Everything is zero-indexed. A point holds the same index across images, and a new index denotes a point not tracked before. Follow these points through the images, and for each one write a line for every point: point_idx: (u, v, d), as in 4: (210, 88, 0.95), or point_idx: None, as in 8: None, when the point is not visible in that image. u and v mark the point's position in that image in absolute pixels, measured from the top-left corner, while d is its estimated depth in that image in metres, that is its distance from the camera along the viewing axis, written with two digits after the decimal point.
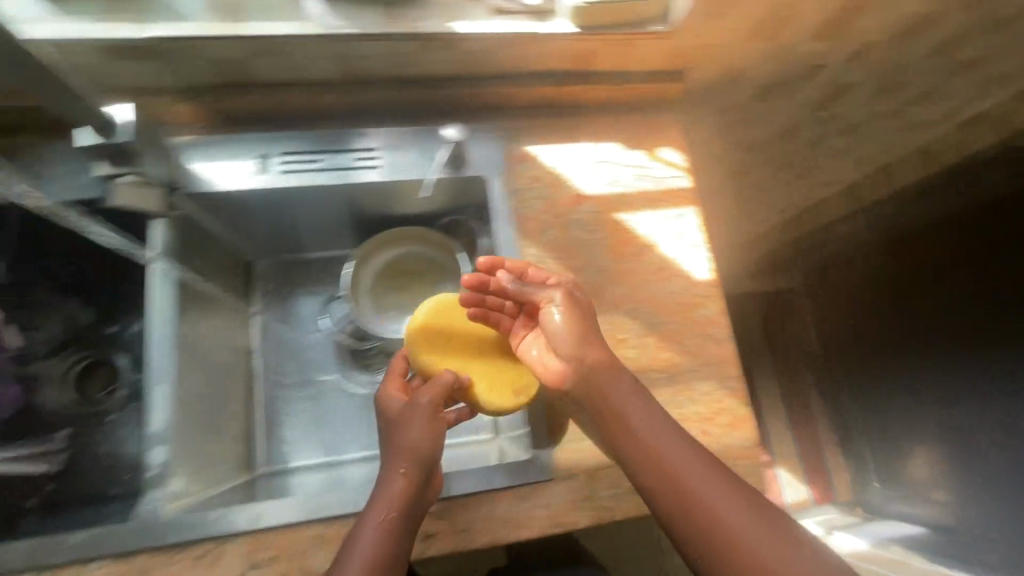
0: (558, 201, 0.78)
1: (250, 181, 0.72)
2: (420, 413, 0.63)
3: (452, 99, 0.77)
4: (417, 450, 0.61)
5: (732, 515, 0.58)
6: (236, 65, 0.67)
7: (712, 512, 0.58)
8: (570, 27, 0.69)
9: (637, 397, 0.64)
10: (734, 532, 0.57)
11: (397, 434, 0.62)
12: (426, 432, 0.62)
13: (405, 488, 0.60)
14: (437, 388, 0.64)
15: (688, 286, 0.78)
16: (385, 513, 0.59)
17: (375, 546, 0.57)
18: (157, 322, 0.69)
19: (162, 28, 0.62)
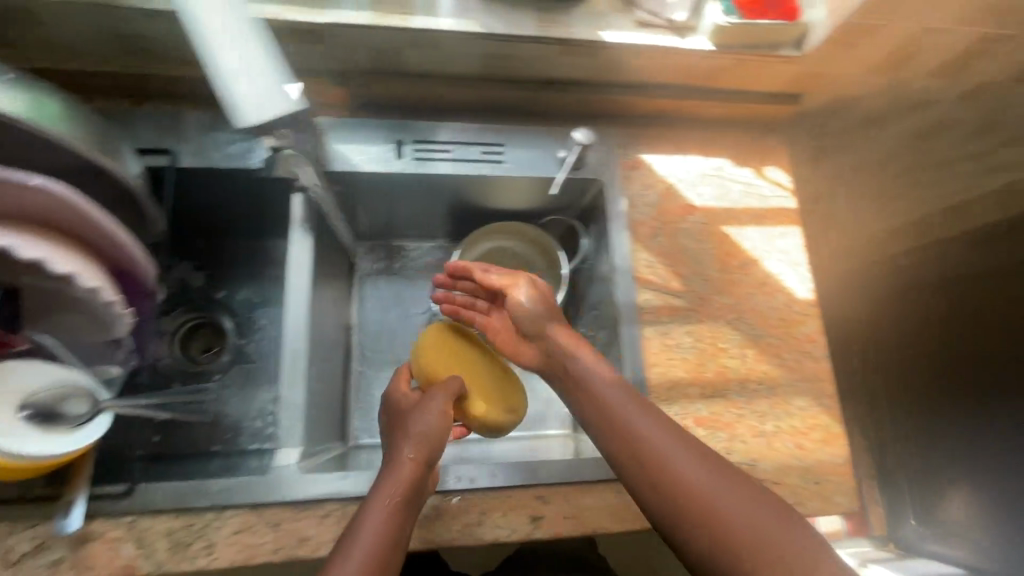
0: (669, 209, 0.81)
1: (387, 164, 0.75)
2: (432, 404, 0.65)
3: (576, 104, 0.81)
4: (430, 436, 0.63)
5: (729, 503, 0.53)
6: (388, 55, 0.70)
7: (710, 500, 0.53)
8: (708, 45, 0.72)
9: (614, 384, 0.63)
10: (736, 522, 0.52)
11: (411, 422, 0.64)
12: (439, 419, 0.64)
13: (412, 471, 0.60)
14: (447, 385, 0.67)
15: (788, 302, 0.80)
16: (390, 497, 0.57)
17: (380, 528, 0.55)
18: (295, 286, 0.72)
19: (333, 15, 0.63)
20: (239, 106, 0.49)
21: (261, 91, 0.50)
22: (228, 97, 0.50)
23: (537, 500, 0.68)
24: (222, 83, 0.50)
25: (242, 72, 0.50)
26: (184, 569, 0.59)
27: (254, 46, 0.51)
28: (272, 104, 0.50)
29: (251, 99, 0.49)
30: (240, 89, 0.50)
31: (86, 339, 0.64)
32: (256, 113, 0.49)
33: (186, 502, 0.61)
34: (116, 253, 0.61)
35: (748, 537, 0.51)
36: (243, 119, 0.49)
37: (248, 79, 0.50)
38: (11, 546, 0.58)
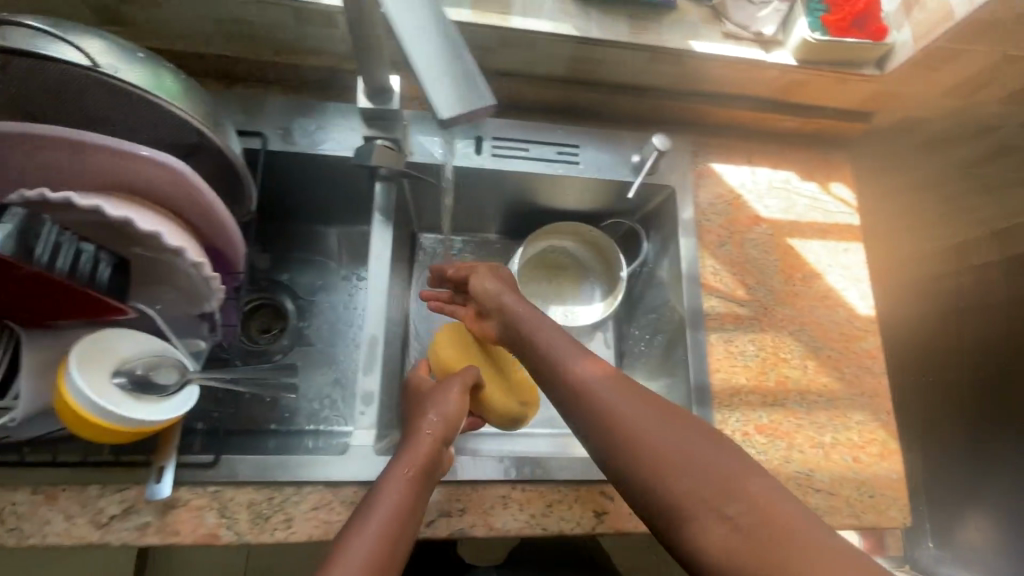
0: (736, 218, 0.82)
1: (467, 159, 0.77)
2: (450, 390, 0.67)
3: (651, 110, 0.83)
4: (448, 417, 0.64)
5: (691, 447, 0.50)
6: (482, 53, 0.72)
7: (670, 446, 0.50)
8: (790, 59, 0.74)
9: (568, 343, 0.60)
10: (698, 464, 0.49)
11: (429, 404, 0.66)
12: (457, 401, 0.66)
13: (429, 448, 0.61)
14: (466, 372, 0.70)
15: (849, 317, 0.81)
16: (408, 471, 0.58)
17: (399, 498, 0.56)
18: (374, 271, 0.73)
19: None
20: (445, 95, 0.40)
21: (466, 80, 0.41)
22: (430, 79, 0.40)
23: (601, 496, 0.69)
24: (429, 75, 0.40)
25: (450, 56, 0.41)
26: (264, 541, 0.61)
27: (449, 47, 0.42)
28: (476, 96, 0.41)
29: (456, 89, 0.40)
30: (445, 75, 0.40)
31: (179, 312, 0.66)
32: (461, 105, 0.40)
33: (267, 477, 0.63)
34: (213, 229, 0.63)
35: (711, 478, 0.48)
36: (447, 109, 0.40)
37: (455, 64, 0.41)
38: (102, 508, 0.60)
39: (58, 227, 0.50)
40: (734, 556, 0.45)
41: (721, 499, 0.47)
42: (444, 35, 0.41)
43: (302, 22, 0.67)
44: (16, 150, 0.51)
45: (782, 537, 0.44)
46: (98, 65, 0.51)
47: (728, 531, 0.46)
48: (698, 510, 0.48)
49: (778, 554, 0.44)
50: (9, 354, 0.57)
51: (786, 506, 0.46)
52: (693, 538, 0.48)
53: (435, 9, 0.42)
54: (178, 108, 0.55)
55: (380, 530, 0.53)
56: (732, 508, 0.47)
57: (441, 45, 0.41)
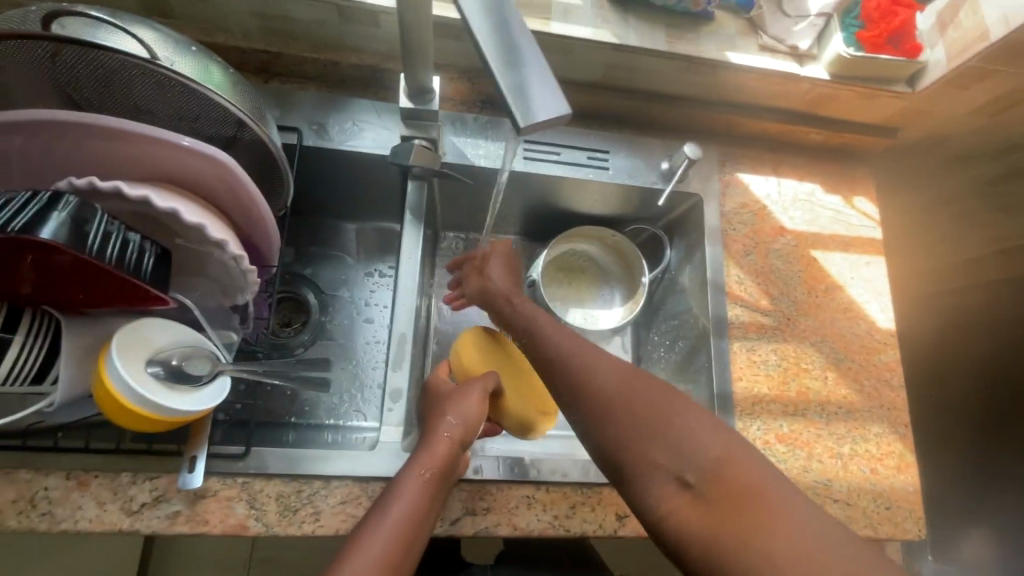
0: (762, 229, 0.83)
1: (498, 161, 0.78)
2: (471, 393, 0.66)
3: (681, 119, 0.84)
4: (467, 422, 0.64)
5: (664, 416, 0.54)
6: None
7: (642, 415, 0.54)
8: (823, 74, 0.75)
9: (553, 321, 0.64)
10: (665, 432, 0.53)
11: (448, 406, 0.65)
12: (477, 407, 0.65)
13: (445, 451, 0.61)
14: (486, 378, 0.69)
15: (870, 331, 0.82)
16: (424, 472, 0.59)
17: (414, 499, 0.57)
18: (405, 267, 0.74)
19: None
20: (522, 102, 0.41)
21: (541, 85, 0.41)
22: (507, 87, 0.41)
23: (623, 499, 0.70)
24: (506, 90, 0.41)
25: (524, 63, 0.42)
26: (292, 533, 0.62)
27: (526, 60, 0.42)
28: (554, 102, 0.41)
29: (533, 96, 0.41)
30: (522, 83, 0.41)
31: (213, 302, 0.67)
32: (541, 112, 0.40)
33: (297, 470, 0.63)
34: (250, 221, 0.64)
35: (673, 445, 0.53)
36: (527, 117, 0.40)
37: (529, 70, 0.42)
38: (133, 496, 0.60)
39: (108, 216, 0.51)
40: (689, 514, 0.50)
41: (682, 463, 0.52)
42: (515, 42, 0.42)
43: (345, 19, 0.70)
44: (67, 139, 0.52)
45: (735, 498, 0.49)
46: (152, 56, 0.52)
47: (687, 493, 0.51)
48: (660, 473, 0.52)
49: (730, 516, 0.49)
50: (49, 339, 0.57)
51: (745, 469, 0.51)
52: (652, 499, 0.53)
53: (503, 16, 0.43)
54: (226, 100, 0.56)
55: (393, 528, 0.55)
56: (693, 472, 0.51)
57: (511, 51, 0.42)
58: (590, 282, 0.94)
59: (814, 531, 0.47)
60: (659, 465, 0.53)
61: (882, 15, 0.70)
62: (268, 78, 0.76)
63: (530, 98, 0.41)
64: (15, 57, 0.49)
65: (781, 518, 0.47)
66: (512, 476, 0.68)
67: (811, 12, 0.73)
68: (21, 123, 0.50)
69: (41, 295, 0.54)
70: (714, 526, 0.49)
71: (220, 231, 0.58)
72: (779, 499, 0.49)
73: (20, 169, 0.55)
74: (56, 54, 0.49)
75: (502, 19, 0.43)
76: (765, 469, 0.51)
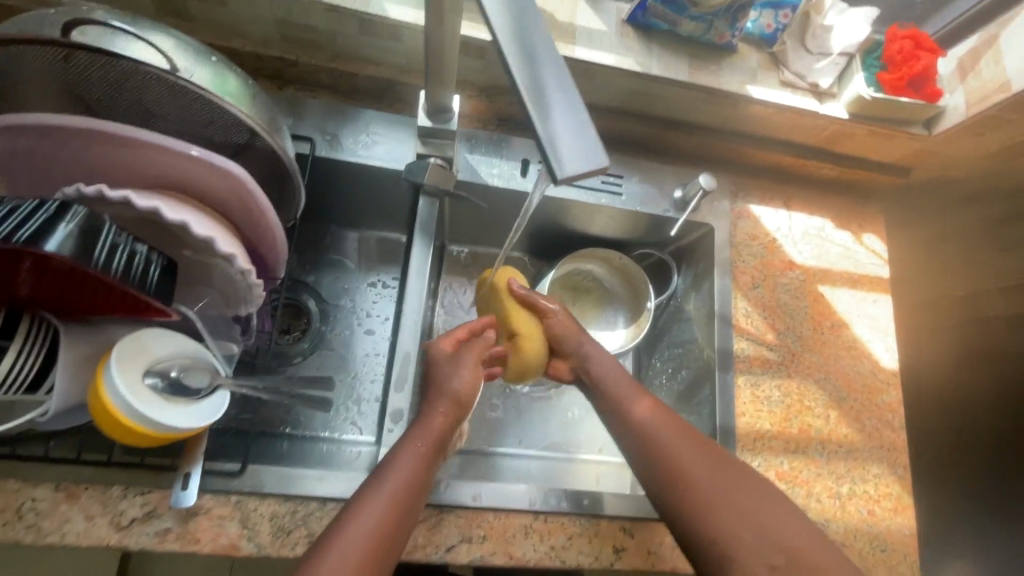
0: (771, 262, 0.83)
1: (511, 181, 0.77)
2: (464, 363, 0.65)
3: (697, 148, 0.84)
4: (461, 396, 0.63)
5: (738, 496, 0.56)
6: None
7: (734, 496, 0.56)
8: (842, 113, 0.75)
9: (618, 380, 0.68)
10: (755, 516, 0.55)
11: (441, 379, 0.63)
12: (470, 379, 0.64)
13: (440, 427, 0.60)
14: (479, 347, 0.67)
15: (873, 370, 0.81)
16: (421, 446, 0.57)
17: (410, 471, 0.55)
18: (413, 285, 0.74)
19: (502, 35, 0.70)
20: (558, 148, 0.35)
21: (578, 128, 0.36)
22: (539, 132, 0.36)
23: (621, 532, 0.69)
24: (550, 135, 0.36)
25: (555, 103, 0.37)
26: (285, 555, 0.61)
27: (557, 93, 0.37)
28: (593, 148, 0.36)
29: (569, 142, 0.36)
30: (558, 126, 0.36)
31: (214, 311, 0.66)
32: (581, 159, 0.36)
33: (293, 490, 0.62)
34: (258, 234, 0.63)
35: (764, 530, 0.54)
36: (566, 166, 0.35)
37: (563, 110, 0.37)
38: (123, 511, 0.58)
39: (116, 227, 0.49)
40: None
41: (769, 547, 0.53)
42: (545, 79, 0.37)
43: (365, 33, 0.70)
44: (74, 144, 0.50)
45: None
46: (172, 67, 0.50)
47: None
48: (747, 552, 0.53)
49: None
50: (47, 346, 0.55)
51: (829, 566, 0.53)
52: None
53: (530, 50, 0.38)
54: (241, 113, 0.54)
55: (391, 499, 0.52)
56: (779, 555, 0.53)
57: (545, 90, 0.37)
58: (595, 304, 0.91)
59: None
60: (745, 553, 0.53)
61: (905, 58, 0.70)
62: (285, 84, 0.75)
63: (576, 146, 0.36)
64: (26, 57, 0.48)
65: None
66: (512, 504, 0.67)
67: (833, 50, 0.72)
68: (29, 126, 0.48)
69: (39, 299, 0.53)
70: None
71: (229, 245, 0.57)
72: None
73: (25, 170, 0.53)
74: (70, 59, 0.47)
75: (531, 57, 0.38)
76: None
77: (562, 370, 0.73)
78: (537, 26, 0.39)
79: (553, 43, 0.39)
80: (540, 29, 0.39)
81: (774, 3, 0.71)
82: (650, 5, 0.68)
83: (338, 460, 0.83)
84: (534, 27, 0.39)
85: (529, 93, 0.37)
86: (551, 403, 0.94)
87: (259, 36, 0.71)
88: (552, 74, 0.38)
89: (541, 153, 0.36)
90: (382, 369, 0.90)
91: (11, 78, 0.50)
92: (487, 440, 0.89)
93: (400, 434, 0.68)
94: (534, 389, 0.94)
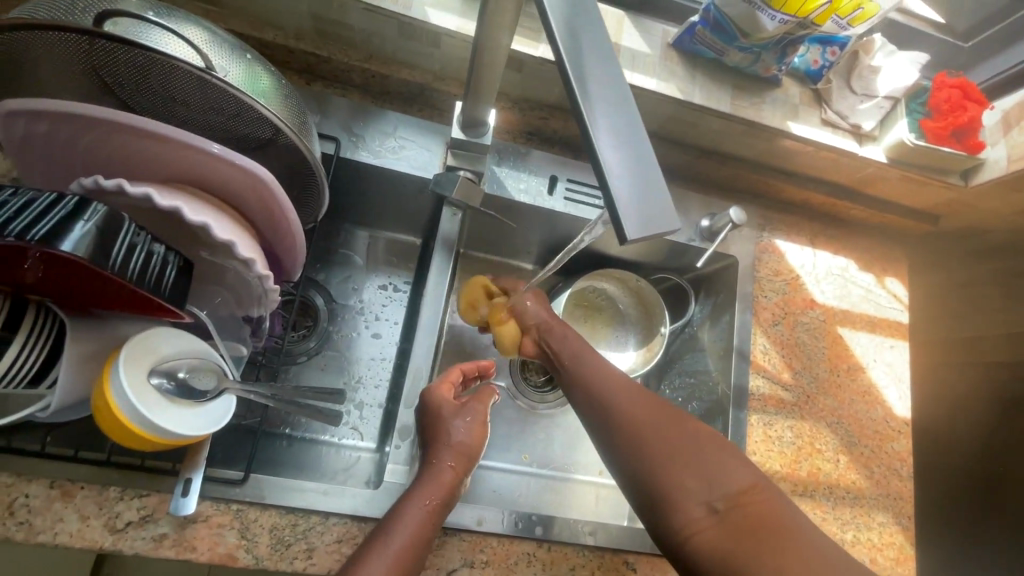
0: (792, 299, 0.82)
1: (538, 198, 0.75)
2: (471, 419, 0.67)
3: (727, 177, 0.82)
4: (465, 448, 0.65)
5: (688, 448, 0.56)
6: None
7: (676, 443, 0.57)
8: (881, 156, 0.74)
9: (582, 346, 0.70)
10: (697, 463, 0.55)
11: (452, 423, 0.66)
12: (476, 434, 0.67)
13: (453, 479, 0.62)
14: (486, 400, 0.70)
15: (886, 416, 0.81)
16: (430, 501, 0.58)
17: (417, 528, 0.55)
18: (430, 300, 0.73)
19: (545, 50, 0.68)
20: (627, 206, 0.34)
21: (648, 184, 0.35)
22: (605, 185, 0.34)
23: (624, 565, 0.68)
24: (619, 181, 0.34)
25: (625, 154, 0.35)
26: (282, 569, 0.59)
27: (624, 141, 0.35)
28: (665, 209, 0.34)
29: (637, 198, 0.34)
30: (627, 182, 0.34)
31: (225, 311, 0.64)
32: (650, 218, 0.34)
33: (296, 503, 0.61)
34: (277, 236, 0.60)
35: (705, 474, 0.55)
36: (634, 225, 0.33)
37: (630, 161, 0.35)
38: (118, 513, 0.57)
39: (135, 226, 0.47)
40: (712, 537, 0.52)
41: (711, 490, 0.54)
42: (607, 126, 0.35)
43: (404, 36, 0.68)
44: (96, 133, 0.48)
45: (759, 527, 0.51)
46: (208, 65, 0.48)
47: (714, 517, 0.53)
48: (688, 496, 0.54)
49: (749, 540, 0.50)
50: (51, 341, 0.52)
51: (772, 503, 0.53)
52: (678, 521, 0.54)
53: (594, 94, 0.36)
54: (272, 113, 0.52)
55: (398, 553, 0.53)
56: (720, 498, 0.53)
57: (619, 142, 0.35)
58: (606, 322, 0.89)
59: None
60: (683, 492, 0.54)
61: (951, 108, 0.69)
62: (316, 80, 0.74)
63: (648, 198, 0.34)
64: (53, 43, 0.45)
65: (808, 549, 0.49)
66: (515, 532, 0.66)
67: (879, 93, 0.71)
68: (47, 112, 0.45)
69: (46, 287, 0.50)
70: (736, 547, 0.50)
71: (249, 250, 0.55)
72: (812, 536, 0.51)
73: (39, 154, 0.51)
74: (94, 46, 0.45)
75: (595, 98, 0.36)
76: (794, 509, 0.53)
77: (530, 347, 0.75)
78: (614, 70, 0.37)
79: (621, 85, 0.37)
80: (619, 75, 0.37)
81: (823, 40, 0.69)
82: (698, 31, 0.67)
83: (334, 466, 0.80)
84: (603, 68, 0.37)
85: (595, 141, 0.35)
86: (555, 421, 0.93)
87: (292, 29, 0.69)
88: (621, 119, 0.36)
89: (609, 211, 0.34)
90: (387, 375, 0.87)
91: (34, 60, 0.48)
92: (490, 453, 0.88)
93: (406, 451, 0.69)
94: (541, 406, 0.92)
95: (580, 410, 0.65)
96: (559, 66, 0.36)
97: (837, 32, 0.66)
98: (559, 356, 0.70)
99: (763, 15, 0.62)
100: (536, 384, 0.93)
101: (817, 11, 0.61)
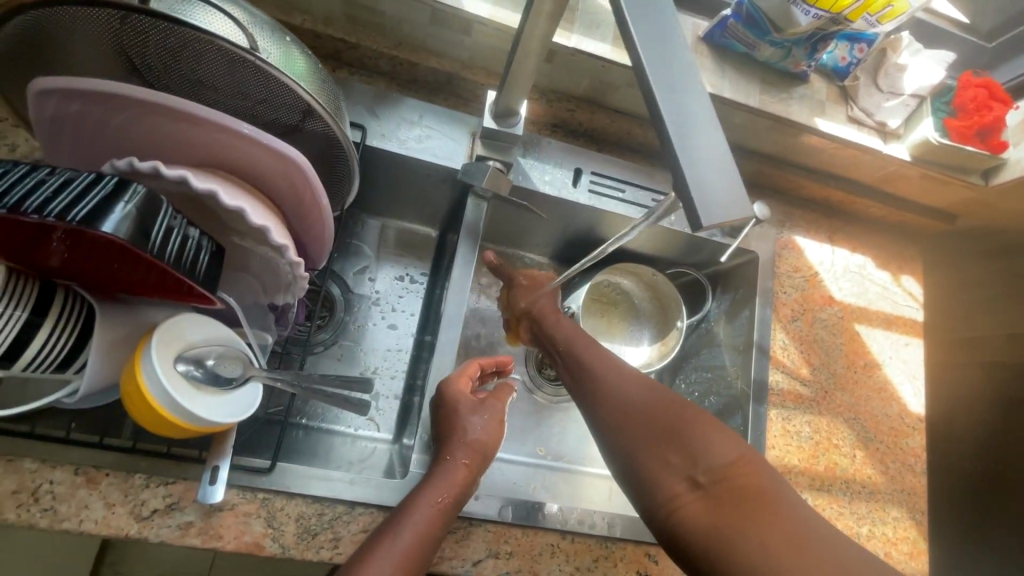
0: (811, 296, 0.83)
1: (564, 190, 0.75)
2: (489, 414, 0.68)
3: (749, 173, 0.83)
4: (481, 444, 0.65)
5: (674, 427, 0.56)
6: (608, 87, 0.74)
7: (660, 421, 0.56)
8: (904, 154, 0.75)
9: (580, 336, 0.70)
10: (680, 439, 0.55)
11: (469, 416, 0.65)
12: (493, 432, 0.67)
13: (466, 476, 0.61)
14: (504, 397, 0.71)
15: (901, 413, 0.81)
16: (440, 498, 0.58)
17: (427, 520, 0.55)
18: (452, 293, 0.73)
19: (576, 40, 0.68)
20: (704, 195, 0.35)
21: (720, 174, 0.36)
22: (682, 173, 0.35)
23: (646, 557, 0.68)
24: (696, 170, 0.35)
25: (700, 144, 0.36)
26: (309, 558, 0.59)
27: (696, 130, 0.36)
28: (737, 198, 0.36)
29: (711, 188, 0.35)
30: (700, 172, 0.35)
31: (251, 299, 0.63)
32: (720, 207, 0.35)
33: (321, 493, 0.60)
34: (304, 225, 0.60)
35: (687, 449, 0.54)
36: (709, 214, 0.35)
37: (700, 151, 0.36)
38: (144, 501, 0.56)
39: (172, 210, 0.46)
40: (696, 511, 0.51)
41: (694, 464, 0.53)
42: (683, 115, 0.36)
43: (436, 24, 0.68)
44: (128, 114, 0.47)
45: (743, 500, 0.49)
46: (250, 45, 0.47)
47: (696, 492, 0.52)
48: (671, 471, 0.54)
49: (735, 515, 0.49)
50: (81, 324, 0.51)
51: (761, 478, 0.51)
52: (664, 499, 0.53)
53: (671, 82, 0.37)
54: (307, 94, 0.51)
55: (404, 552, 0.52)
56: (705, 472, 0.52)
57: (691, 129, 0.36)
58: (622, 317, 0.88)
59: (821, 545, 0.46)
60: (667, 469, 0.54)
61: (977, 107, 0.70)
62: (341, 67, 0.73)
63: (723, 188, 0.36)
64: (86, 21, 0.44)
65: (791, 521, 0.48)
66: (539, 523, 0.66)
67: (904, 91, 0.72)
68: (81, 91, 0.44)
69: (75, 271, 0.49)
70: (719, 523, 0.49)
71: (281, 236, 0.54)
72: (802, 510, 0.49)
73: (68, 133, 0.49)
74: (126, 25, 0.44)
75: (670, 86, 0.37)
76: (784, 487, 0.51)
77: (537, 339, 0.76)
78: (682, 53, 0.38)
79: (695, 75, 0.38)
80: (688, 60, 0.38)
81: (851, 37, 0.70)
82: (729, 25, 0.68)
83: (352, 456, 0.79)
84: (675, 56, 0.38)
85: (671, 127, 0.36)
86: (570, 414, 0.93)
87: (321, 14, 0.68)
88: (694, 108, 0.37)
89: (683, 200, 0.35)
90: (403, 366, 0.87)
91: (64, 39, 0.47)
92: (505, 445, 0.88)
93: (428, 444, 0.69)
94: (557, 398, 0.92)
95: (573, 394, 0.66)
96: (636, 58, 0.37)
97: (866, 29, 0.66)
98: (557, 346, 0.71)
99: (797, 10, 0.63)
100: (550, 377, 0.93)
101: (851, 7, 0.61)
